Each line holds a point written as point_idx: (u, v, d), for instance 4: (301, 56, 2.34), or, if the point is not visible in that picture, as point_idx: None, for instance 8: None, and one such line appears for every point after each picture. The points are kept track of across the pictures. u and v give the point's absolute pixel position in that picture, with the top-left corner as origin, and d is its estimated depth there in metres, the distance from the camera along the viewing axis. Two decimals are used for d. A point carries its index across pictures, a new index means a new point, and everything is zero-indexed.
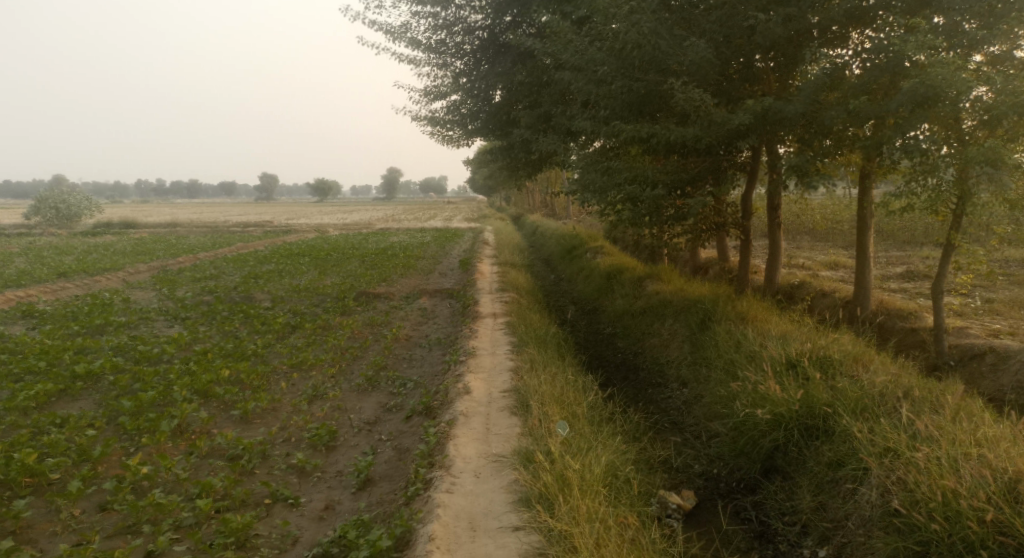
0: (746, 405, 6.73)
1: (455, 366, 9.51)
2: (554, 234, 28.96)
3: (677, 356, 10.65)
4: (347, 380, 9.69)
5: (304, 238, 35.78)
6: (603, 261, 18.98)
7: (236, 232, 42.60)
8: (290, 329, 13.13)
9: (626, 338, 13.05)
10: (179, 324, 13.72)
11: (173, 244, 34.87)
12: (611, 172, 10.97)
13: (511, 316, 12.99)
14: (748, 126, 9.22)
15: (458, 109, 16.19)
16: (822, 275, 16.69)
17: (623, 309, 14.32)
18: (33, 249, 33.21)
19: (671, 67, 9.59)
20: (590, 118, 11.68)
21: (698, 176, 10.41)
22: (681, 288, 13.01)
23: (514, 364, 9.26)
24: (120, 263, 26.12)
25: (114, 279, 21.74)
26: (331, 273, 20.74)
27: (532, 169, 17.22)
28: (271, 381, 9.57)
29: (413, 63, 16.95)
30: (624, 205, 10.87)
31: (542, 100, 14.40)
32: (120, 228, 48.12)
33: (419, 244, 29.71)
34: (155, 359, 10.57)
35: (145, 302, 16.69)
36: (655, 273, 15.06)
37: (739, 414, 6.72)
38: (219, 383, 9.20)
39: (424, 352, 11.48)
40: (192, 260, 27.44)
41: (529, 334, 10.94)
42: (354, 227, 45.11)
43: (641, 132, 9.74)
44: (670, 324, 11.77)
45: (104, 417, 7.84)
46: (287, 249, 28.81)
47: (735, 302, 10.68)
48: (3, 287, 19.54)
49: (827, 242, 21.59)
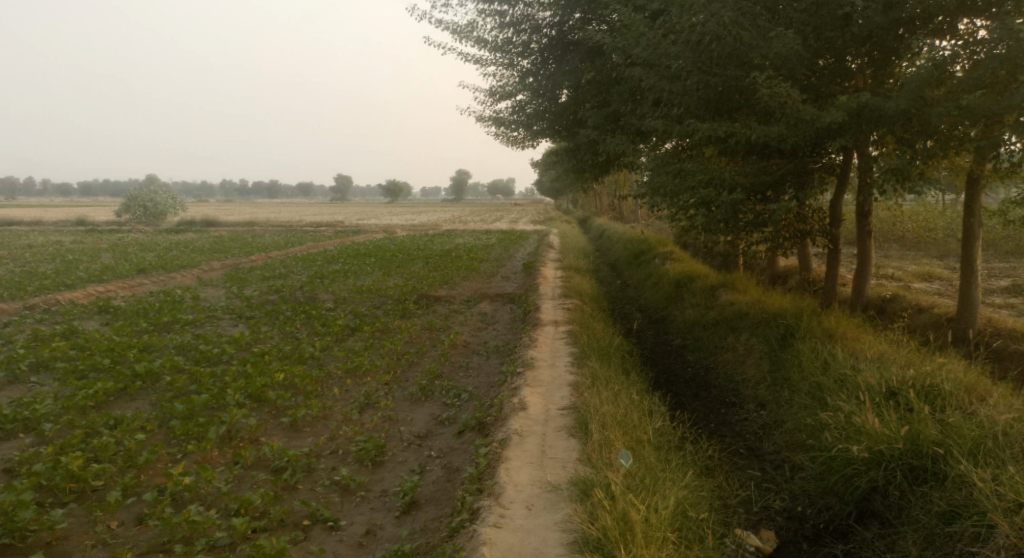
0: (839, 438, 6.02)
1: (512, 378, 9.06)
2: (621, 238, 28.17)
3: (753, 374, 9.91)
4: (401, 388, 9.37)
5: (372, 238, 36.12)
6: (673, 268, 18.17)
7: (309, 231, 43.43)
8: (349, 331, 12.95)
9: (696, 350, 12.33)
10: (242, 324, 13.75)
11: (247, 243, 35.76)
12: (684, 175, 10.30)
13: (574, 325, 12.45)
14: (840, 125, 8.41)
15: (524, 109, 15.72)
16: (914, 286, 15.46)
17: (694, 319, 13.57)
18: (119, 245, 34.62)
19: (754, 60, 8.89)
20: (662, 117, 11.02)
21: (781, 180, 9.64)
22: (758, 300, 12.18)
23: (575, 378, 8.73)
24: (195, 261, 26.85)
25: (188, 276, 22.27)
26: (395, 275, 20.64)
27: (599, 171, 16.61)
28: (324, 387, 9.34)
29: (480, 62, 16.59)
30: (698, 210, 10.19)
31: (611, 100, 13.80)
32: (201, 226, 49.94)
33: (485, 246, 29.45)
34: (214, 360, 10.52)
35: (213, 300, 16.91)
36: (729, 282, 14.22)
37: (829, 448, 6.01)
38: (271, 387, 9.01)
39: (482, 360, 11.07)
40: (263, 259, 27.96)
41: (592, 344, 10.38)
42: (421, 228, 45.36)
43: (720, 132, 9.05)
44: (746, 338, 11.01)
45: (156, 420, 7.72)
46: (354, 249, 29.01)
47: (820, 317, 9.85)
48: (84, 282, 20.25)
49: (917, 251, 20.09)
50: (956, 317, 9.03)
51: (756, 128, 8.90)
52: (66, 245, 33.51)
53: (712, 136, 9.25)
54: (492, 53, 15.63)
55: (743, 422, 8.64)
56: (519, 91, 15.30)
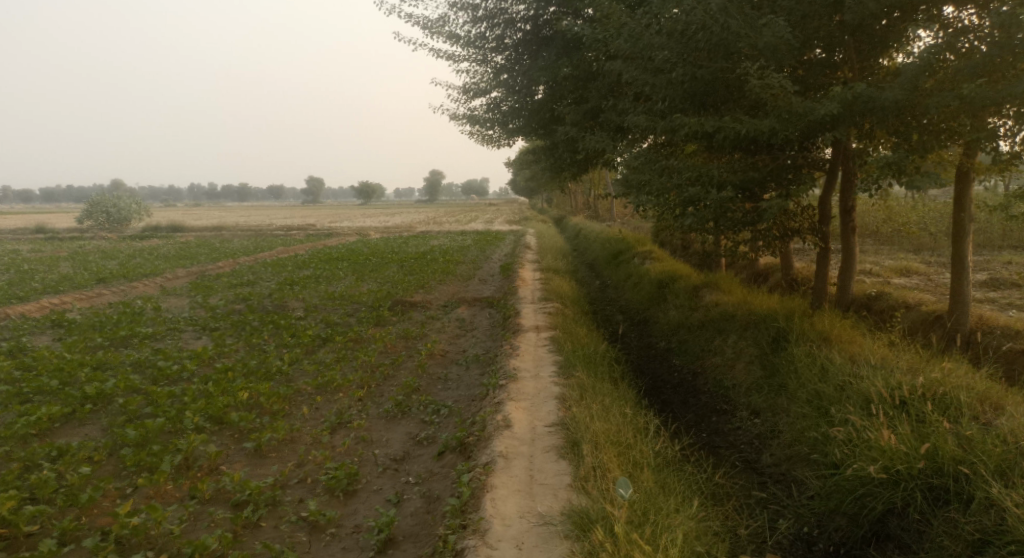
0: (851, 454, 5.58)
1: (494, 391, 8.51)
2: (598, 238, 27.74)
3: (746, 380, 9.49)
4: (375, 405, 8.76)
5: (344, 242, 35.30)
6: (653, 268, 17.76)
7: (280, 236, 42.38)
8: (320, 342, 12.29)
9: (682, 354, 11.91)
10: (207, 336, 13.03)
11: (216, 249, 34.69)
12: (669, 173, 9.86)
13: (556, 330, 11.95)
14: (834, 118, 8.01)
15: (498, 107, 15.20)
16: (894, 282, 15.21)
17: (678, 321, 13.17)
18: (81, 253, 33.37)
19: (742, 50, 8.47)
20: (645, 112, 10.57)
21: (770, 177, 9.23)
22: (744, 300, 11.79)
23: (562, 390, 8.22)
24: (160, 268, 25.86)
25: (151, 285, 21.36)
26: (368, 280, 19.97)
27: (577, 170, 16.15)
28: (293, 405, 8.71)
29: (452, 58, 16.04)
30: (684, 209, 9.76)
31: (589, 96, 13.34)
32: (167, 232, 48.60)
33: (460, 248, 28.82)
34: (173, 378, 9.82)
35: (176, 310, 16.11)
36: (712, 282, 13.82)
37: (841, 466, 5.57)
38: (235, 407, 8.36)
39: (461, 370, 10.50)
40: (231, 265, 27.04)
41: (576, 352, 9.89)
42: (394, 230, 44.62)
43: (707, 127, 8.63)
44: (735, 342, 10.61)
45: (106, 449, 7.06)
46: (326, 253, 28.21)
47: (812, 319, 9.47)
48: (40, 293, 19.25)
49: (893, 245, 19.90)
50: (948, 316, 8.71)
51: (744, 122, 8.49)
52: (24, 255, 32.20)
53: (699, 131, 8.82)
54: (465, 49, 15.07)
55: (737, 432, 8.21)
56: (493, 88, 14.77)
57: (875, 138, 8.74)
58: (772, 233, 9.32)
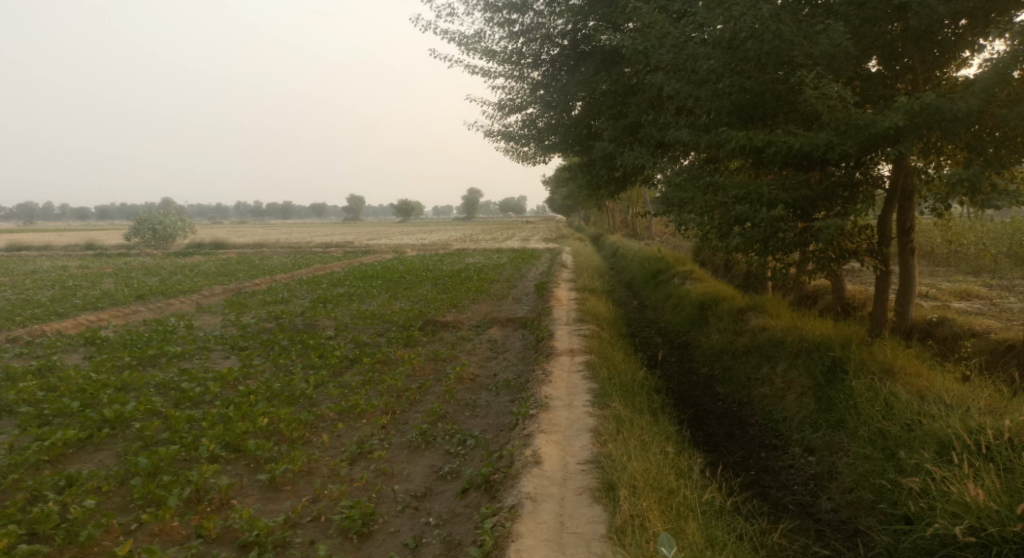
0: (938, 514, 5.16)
1: (525, 421, 7.99)
2: (636, 256, 27.03)
3: (799, 415, 8.83)
4: (399, 433, 8.33)
5: (381, 259, 35.21)
6: (694, 288, 17.08)
7: (318, 253, 42.57)
8: (347, 364, 11.92)
9: (726, 381, 11.25)
10: (234, 356, 12.78)
11: (255, 265, 34.90)
12: (713, 191, 9.31)
13: (592, 354, 11.40)
14: (896, 132, 7.42)
15: (534, 123, 14.80)
16: (953, 306, 14.28)
17: (722, 346, 12.50)
18: (123, 269, 33.85)
19: (793, 60, 7.91)
20: (688, 126, 10.03)
21: (824, 195, 8.64)
22: (793, 325, 11.09)
23: (598, 422, 7.68)
24: (198, 285, 25.99)
25: (187, 302, 21.42)
26: (401, 299, 19.65)
27: (615, 188, 15.62)
28: (314, 432, 8.34)
29: (487, 74, 15.72)
30: (729, 229, 9.20)
31: (628, 111, 12.86)
32: (209, 248, 49.36)
33: (496, 266, 28.39)
34: (195, 401, 9.53)
35: (208, 328, 15.95)
36: (757, 305, 13.11)
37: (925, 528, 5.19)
38: (253, 434, 8.00)
39: (490, 396, 10.01)
40: (267, 282, 27.06)
41: (612, 380, 9.34)
42: (430, 248, 44.55)
43: (757, 142, 8.09)
44: (783, 371, 9.95)
45: (116, 478, 6.76)
46: (362, 270, 28.07)
47: (870, 348, 8.78)
48: (78, 310, 19.39)
49: (949, 266, 18.83)
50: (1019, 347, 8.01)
51: (797, 136, 7.95)
52: (70, 271, 32.72)
53: (747, 145, 8.28)
54: (501, 64, 14.75)
55: (787, 473, 7.57)
56: (530, 103, 14.39)
57: (941, 153, 8.08)
58: (826, 255, 8.69)
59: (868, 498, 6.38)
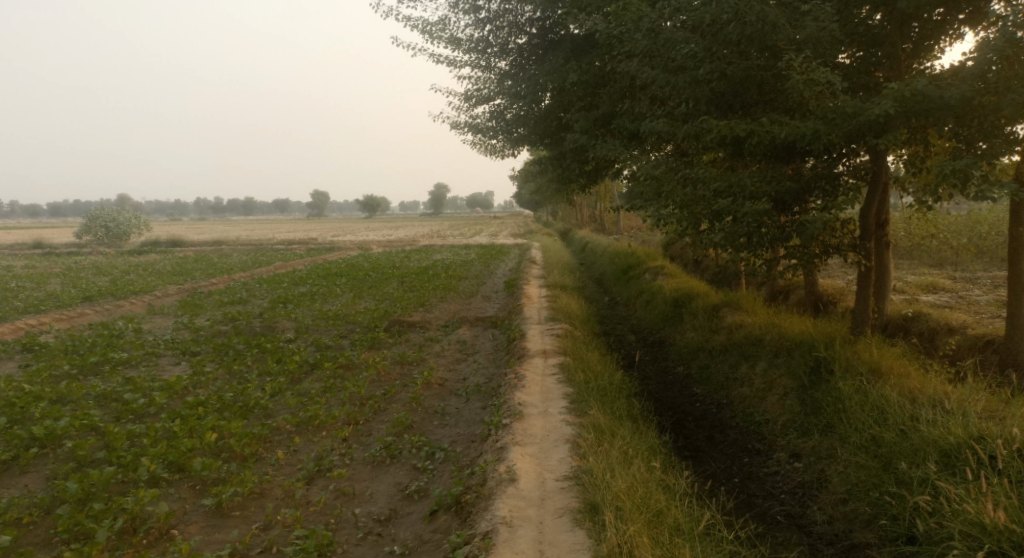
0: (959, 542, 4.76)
1: (497, 432, 7.45)
2: (606, 252, 26.60)
3: (783, 418, 8.44)
4: (362, 447, 7.72)
5: (345, 257, 34.28)
6: (666, 284, 16.71)
7: (280, 251, 41.36)
8: (307, 370, 11.22)
9: (704, 381, 10.87)
10: (186, 363, 12.00)
11: (214, 264, 33.66)
12: (693, 184, 8.87)
13: (566, 356, 10.90)
14: (886, 121, 7.04)
15: (502, 115, 14.24)
16: (922, 300, 14.07)
17: (698, 344, 12.12)
18: (74, 269, 32.35)
19: (776, 44, 7.49)
20: (664, 117, 9.58)
21: (808, 187, 8.25)
22: (771, 322, 10.75)
23: (575, 432, 7.16)
24: (152, 285, 24.87)
25: (139, 303, 20.36)
26: (365, 298, 18.91)
27: (586, 182, 15.13)
28: (268, 448, 7.68)
29: (453, 64, 15.10)
30: (709, 223, 8.77)
31: (600, 101, 12.38)
32: (166, 246, 47.72)
33: (464, 263, 27.76)
34: (139, 414, 8.77)
35: (158, 332, 15.06)
36: (733, 301, 12.73)
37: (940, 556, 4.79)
38: (200, 451, 7.31)
39: (460, 403, 9.43)
40: (226, 282, 26.02)
41: (588, 385, 8.86)
42: (396, 244, 43.71)
43: (741, 132, 7.65)
44: (764, 371, 9.58)
45: (41, 507, 6.04)
46: (325, 268, 27.18)
47: (854, 346, 8.45)
48: (20, 313, 18.24)
49: (913, 259, 18.80)
50: (1005, 344, 7.74)
51: (782, 125, 7.53)
52: (16, 272, 31.21)
53: (730, 135, 7.85)
54: (467, 53, 14.15)
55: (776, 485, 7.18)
56: (497, 94, 13.82)
57: (928, 142, 7.75)
58: (811, 251, 8.31)
59: (864, 512, 6.00)
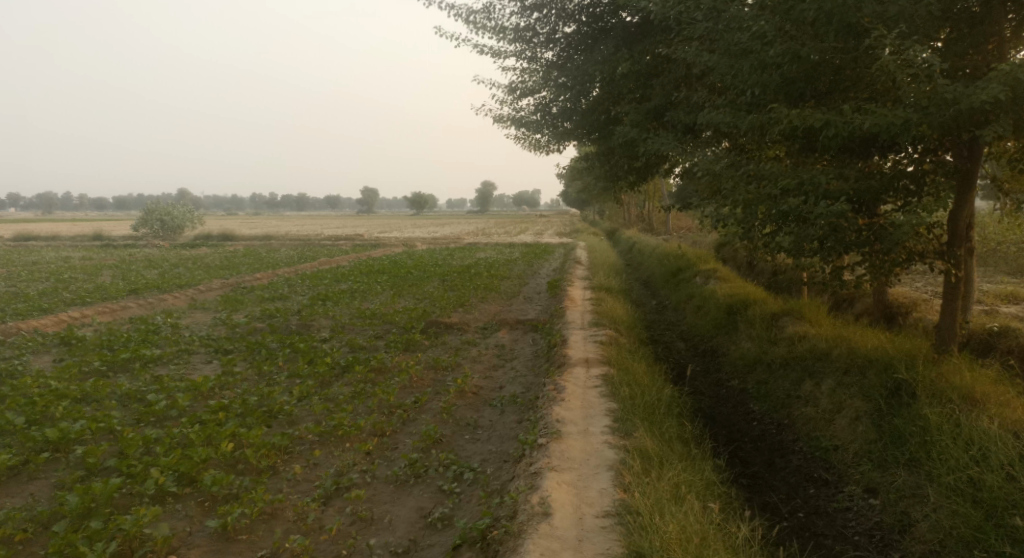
0: None
1: (532, 452, 6.80)
2: (654, 253, 25.62)
3: (854, 446, 7.58)
4: (386, 463, 7.14)
5: (389, 253, 33.99)
6: (718, 289, 15.78)
7: (326, 247, 41.40)
8: (338, 372, 10.73)
9: (760, 397, 10.00)
10: (216, 362, 11.63)
11: (260, 259, 33.72)
12: (757, 182, 8.04)
13: (611, 366, 10.15)
14: (989, 111, 6.24)
15: (548, 108, 13.55)
16: (1003, 310, 12.83)
17: (754, 356, 11.22)
18: (125, 261, 32.78)
19: (859, 24, 6.64)
20: (725, 108, 8.76)
21: (891, 186, 7.40)
22: (838, 334, 9.81)
23: (619, 457, 6.47)
24: (197, 279, 24.90)
25: (182, 297, 20.28)
26: (405, 297, 18.40)
27: (635, 179, 14.34)
28: (286, 461, 7.17)
29: (498, 55, 14.46)
30: (774, 225, 7.92)
31: (653, 93, 11.58)
32: (217, 240, 48.35)
33: (507, 261, 27.10)
34: (160, 417, 8.37)
35: (195, 328, 14.80)
36: (793, 309, 11.79)
37: None
38: (214, 462, 6.85)
39: (494, 416, 8.78)
40: (270, 277, 25.91)
41: (634, 401, 8.11)
42: (442, 242, 43.37)
43: (817, 122, 6.96)
44: (831, 390, 8.69)
45: (38, 522, 5.62)
46: (369, 265, 26.85)
47: (940, 367, 7.51)
48: (66, 305, 18.28)
49: (988, 266, 17.38)
50: None
51: (866, 116, 6.82)
52: (71, 262, 31.85)
53: (804, 126, 7.17)
54: (512, 43, 13.50)
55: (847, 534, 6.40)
56: (543, 86, 13.13)
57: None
58: (893, 258, 7.41)
59: None
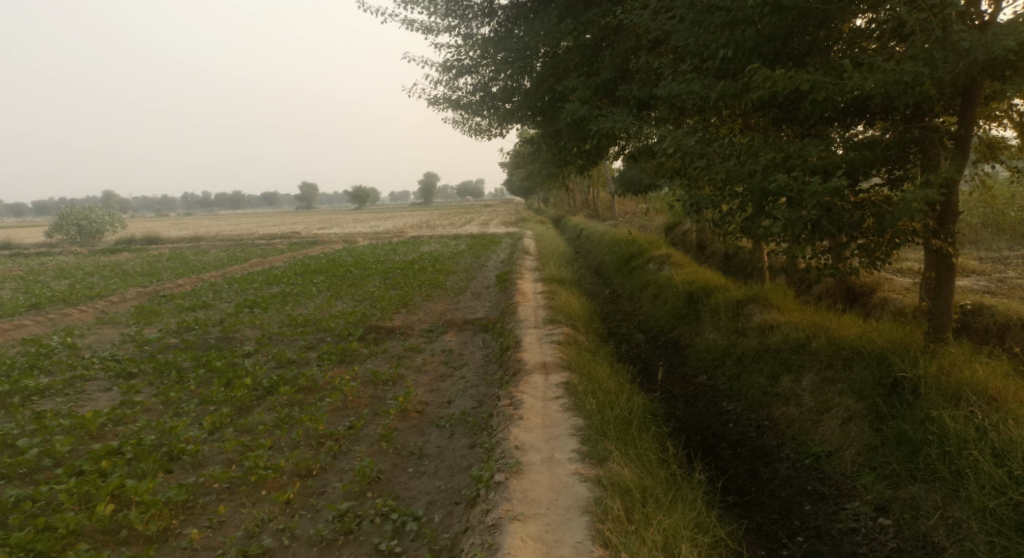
0: None
1: (487, 494, 5.60)
2: (604, 239, 24.62)
3: (851, 454, 6.66)
4: (309, 516, 5.82)
5: (327, 252, 32.08)
6: (676, 275, 14.82)
7: (260, 247, 38.96)
8: (260, 395, 9.24)
9: (733, 395, 9.01)
10: (117, 390, 9.99)
11: (187, 263, 31.36)
12: (734, 157, 6.96)
13: (571, 371, 9.01)
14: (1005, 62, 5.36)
15: (486, 88, 12.32)
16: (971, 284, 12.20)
17: (721, 349, 10.22)
18: (34, 273, 29.86)
19: None
20: (690, 74, 7.69)
21: (883, 156, 6.49)
22: (816, 322, 8.85)
23: (593, 496, 5.35)
24: (113, 289, 22.68)
25: (91, 311, 18.21)
26: (342, 299, 16.85)
27: (585, 163, 13.24)
28: (184, 523, 5.77)
29: (430, 30, 13.12)
30: (754, 206, 6.87)
31: (603, 66, 10.46)
32: (142, 245, 45.37)
33: (453, 255, 25.69)
34: (30, 469, 6.81)
35: (99, 348, 13.01)
36: (759, 295, 10.84)
37: None
38: (87, 534, 5.43)
39: (442, 440, 7.53)
40: (195, 283, 23.84)
41: (602, 417, 6.98)
42: (383, 237, 41.51)
43: (805, 85, 5.94)
44: (815, 387, 7.72)
45: None
46: (305, 265, 25.03)
47: (946, 361, 6.58)
48: None
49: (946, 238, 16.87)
50: None
51: (862, 73, 5.85)
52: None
53: (787, 90, 6.12)
54: (444, 18, 12.22)
55: None
56: (480, 64, 11.86)
57: None
58: (889, 238, 6.47)
59: None
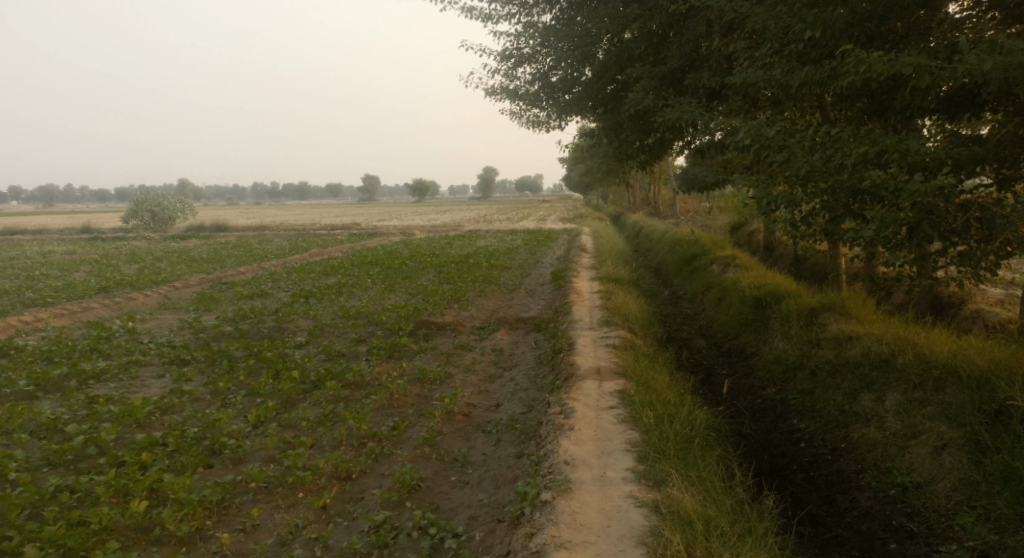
0: None
1: (536, 513, 5.20)
2: (665, 237, 23.83)
3: (945, 489, 5.98)
4: (345, 524, 5.53)
5: (385, 243, 32.16)
6: (742, 278, 14.07)
7: (321, 237, 39.46)
8: (306, 389, 9.05)
9: (804, 412, 8.34)
10: (168, 377, 9.97)
11: (250, 251, 31.91)
12: (817, 152, 6.33)
13: (628, 378, 8.50)
14: None
15: (546, 77, 11.87)
16: None
17: (792, 360, 9.51)
18: (106, 257, 30.84)
19: None
20: (769, 61, 7.07)
21: (992, 154, 5.78)
22: (901, 334, 8.09)
23: (653, 523, 4.90)
24: (177, 274, 23.16)
25: (154, 295, 18.54)
26: (396, 292, 16.67)
27: (647, 158, 12.66)
28: (217, 523, 5.55)
29: (490, 18, 12.72)
30: (840, 207, 6.22)
31: (671, 55, 9.87)
32: (209, 232, 46.59)
33: (509, 250, 25.31)
34: (75, 457, 6.74)
35: (157, 333, 13.13)
36: (835, 303, 10.07)
37: None
38: (120, 531, 5.26)
39: (488, 447, 7.15)
40: (255, 271, 24.14)
41: (661, 432, 6.48)
42: (440, 230, 41.45)
43: (907, 70, 5.30)
44: (900, 408, 7.01)
45: None
46: (362, 257, 25.07)
47: None
48: (24, 309, 16.58)
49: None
50: None
51: (975, 57, 5.18)
52: (49, 258, 30.07)
53: (886, 76, 5.48)
54: (505, 5, 11.81)
55: None
56: (541, 52, 11.41)
57: None
58: (998, 247, 5.75)
59: None
